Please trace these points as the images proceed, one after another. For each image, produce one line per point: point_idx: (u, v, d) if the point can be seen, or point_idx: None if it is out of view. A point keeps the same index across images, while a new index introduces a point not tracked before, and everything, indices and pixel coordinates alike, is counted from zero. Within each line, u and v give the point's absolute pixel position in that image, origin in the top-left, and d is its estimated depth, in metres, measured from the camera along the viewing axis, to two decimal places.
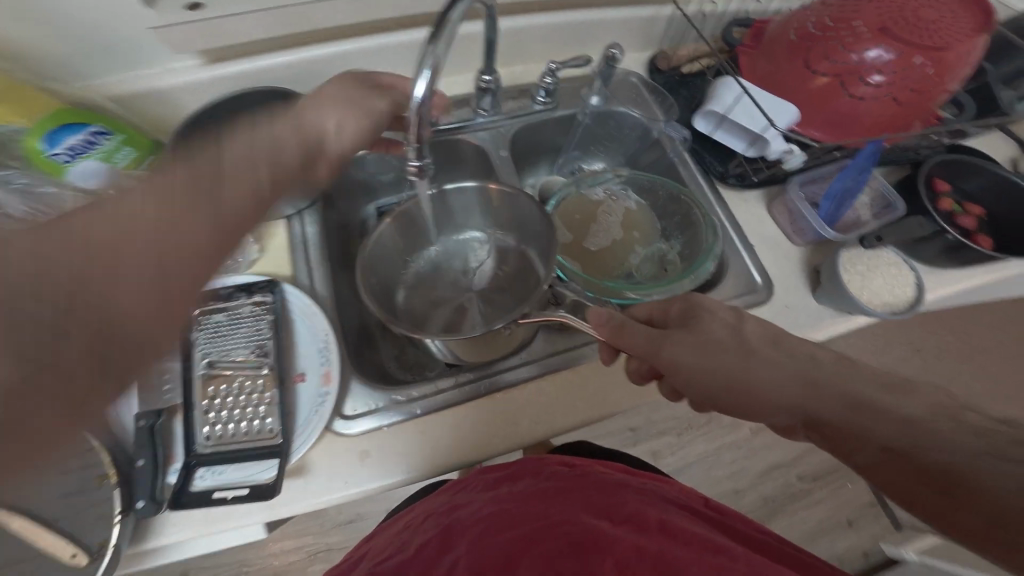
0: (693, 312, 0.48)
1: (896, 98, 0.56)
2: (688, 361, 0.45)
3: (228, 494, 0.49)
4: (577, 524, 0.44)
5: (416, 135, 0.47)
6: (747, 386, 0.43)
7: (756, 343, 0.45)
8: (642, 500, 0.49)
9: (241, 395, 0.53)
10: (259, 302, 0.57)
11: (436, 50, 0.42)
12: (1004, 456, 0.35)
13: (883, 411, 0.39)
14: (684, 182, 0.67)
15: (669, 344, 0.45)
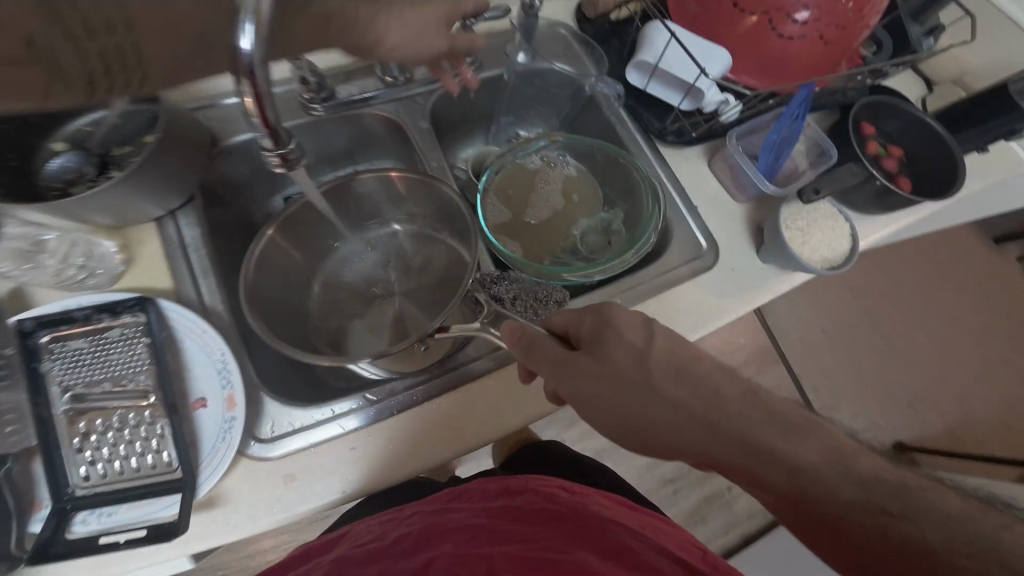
0: (600, 332, 0.42)
1: (822, 36, 0.53)
2: (587, 395, 0.41)
3: (119, 538, 0.42)
4: (565, 553, 0.39)
5: (266, 119, 0.36)
6: (648, 429, 0.39)
7: (660, 371, 0.40)
8: (644, 542, 0.43)
9: (123, 429, 0.44)
10: (130, 325, 0.47)
11: None
12: (883, 511, 0.31)
13: (775, 453, 0.35)
14: (623, 143, 0.63)
15: (571, 370, 0.41)
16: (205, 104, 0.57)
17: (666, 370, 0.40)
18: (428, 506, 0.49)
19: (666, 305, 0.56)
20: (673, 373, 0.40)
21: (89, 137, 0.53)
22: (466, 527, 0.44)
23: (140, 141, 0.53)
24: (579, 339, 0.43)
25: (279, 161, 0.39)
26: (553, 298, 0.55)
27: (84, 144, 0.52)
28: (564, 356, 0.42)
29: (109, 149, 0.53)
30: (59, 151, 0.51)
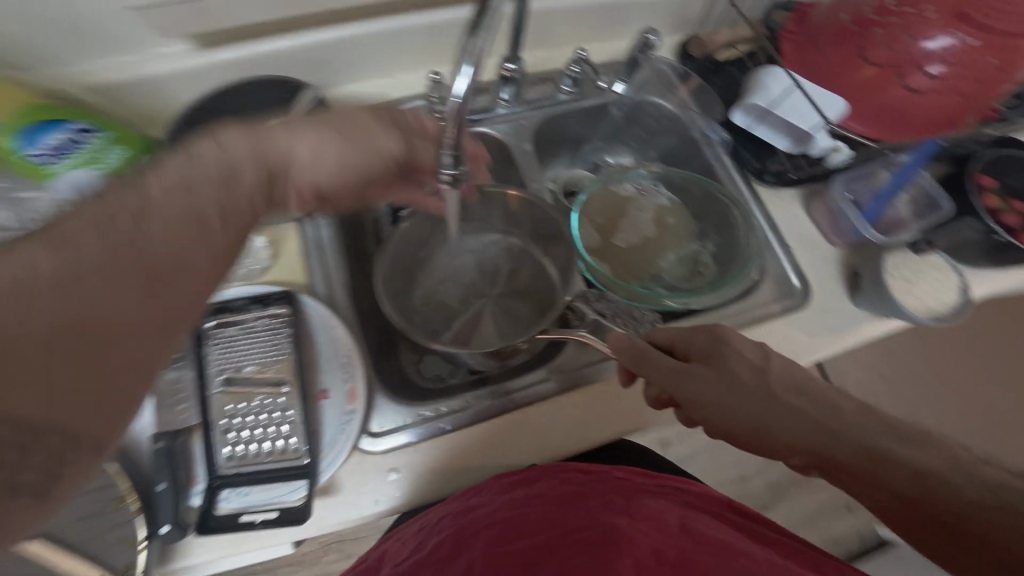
0: (718, 348, 0.44)
1: (958, 90, 0.52)
2: (707, 400, 0.42)
3: (256, 518, 0.46)
4: (591, 526, 0.42)
5: (454, 137, 0.43)
6: (767, 432, 0.40)
7: (781, 387, 0.41)
8: (666, 505, 0.47)
9: (261, 414, 0.50)
10: (275, 315, 0.53)
11: (481, 43, 0.39)
12: (1003, 509, 0.33)
13: (895, 460, 0.36)
14: (719, 179, 0.65)
15: (691, 380, 0.43)
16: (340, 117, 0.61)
17: (785, 386, 0.41)
18: (452, 505, 0.50)
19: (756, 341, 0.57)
20: (790, 387, 0.41)
21: None
22: (491, 524, 0.46)
23: None
24: (685, 351, 0.46)
25: (449, 180, 0.46)
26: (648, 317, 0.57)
27: None
28: (680, 368, 0.44)
29: None
30: None
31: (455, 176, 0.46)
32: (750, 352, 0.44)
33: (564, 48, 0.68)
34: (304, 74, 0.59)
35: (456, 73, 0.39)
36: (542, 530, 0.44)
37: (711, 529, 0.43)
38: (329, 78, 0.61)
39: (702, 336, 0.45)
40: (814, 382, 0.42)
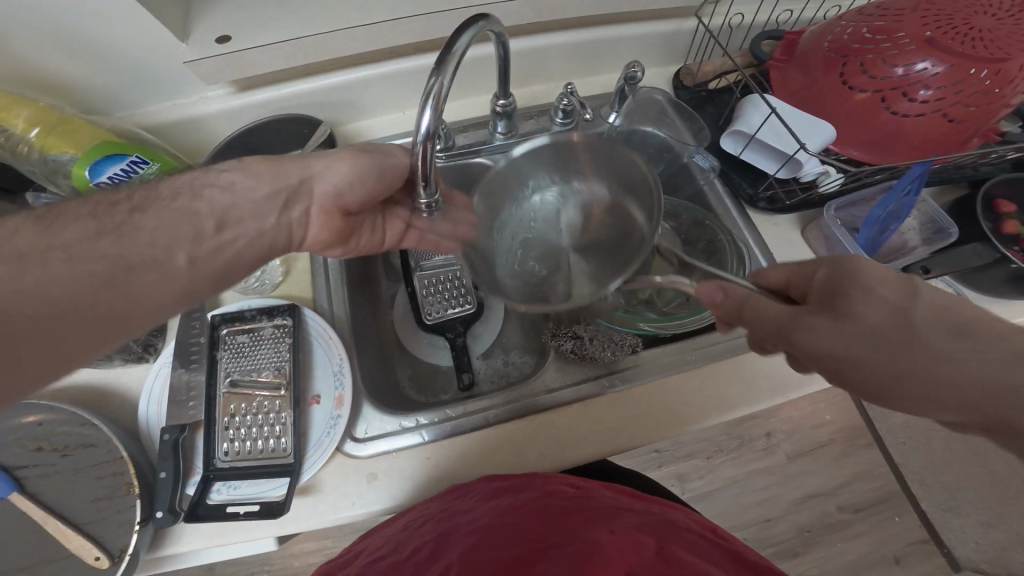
0: (840, 286, 0.38)
1: (946, 114, 0.51)
2: (834, 351, 0.36)
3: (240, 509, 0.50)
4: (571, 543, 0.42)
5: (425, 167, 0.44)
6: (918, 379, 0.35)
7: (924, 331, 0.35)
8: (643, 524, 0.45)
9: (257, 415, 0.54)
10: (281, 325, 0.59)
11: (440, 82, 0.41)
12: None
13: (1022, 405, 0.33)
14: (711, 208, 0.65)
15: (801, 332, 0.37)
16: None
17: (931, 329, 0.35)
18: (433, 507, 0.50)
19: (731, 373, 0.58)
20: (949, 327, 0.35)
21: None
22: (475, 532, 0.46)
23: None
24: (801, 294, 0.41)
25: (425, 206, 0.49)
26: (627, 343, 0.60)
27: None
28: (789, 317, 0.38)
29: None
30: None
31: (430, 203, 0.48)
32: (886, 288, 0.37)
33: (559, 81, 0.73)
34: (319, 111, 0.67)
35: (421, 111, 0.41)
36: (523, 543, 0.44)
37: (685, 552, 0.42)
38: (344, 115, 0.69)
39: (823, 272, 0.39)
40: (962, 315, 0.36)
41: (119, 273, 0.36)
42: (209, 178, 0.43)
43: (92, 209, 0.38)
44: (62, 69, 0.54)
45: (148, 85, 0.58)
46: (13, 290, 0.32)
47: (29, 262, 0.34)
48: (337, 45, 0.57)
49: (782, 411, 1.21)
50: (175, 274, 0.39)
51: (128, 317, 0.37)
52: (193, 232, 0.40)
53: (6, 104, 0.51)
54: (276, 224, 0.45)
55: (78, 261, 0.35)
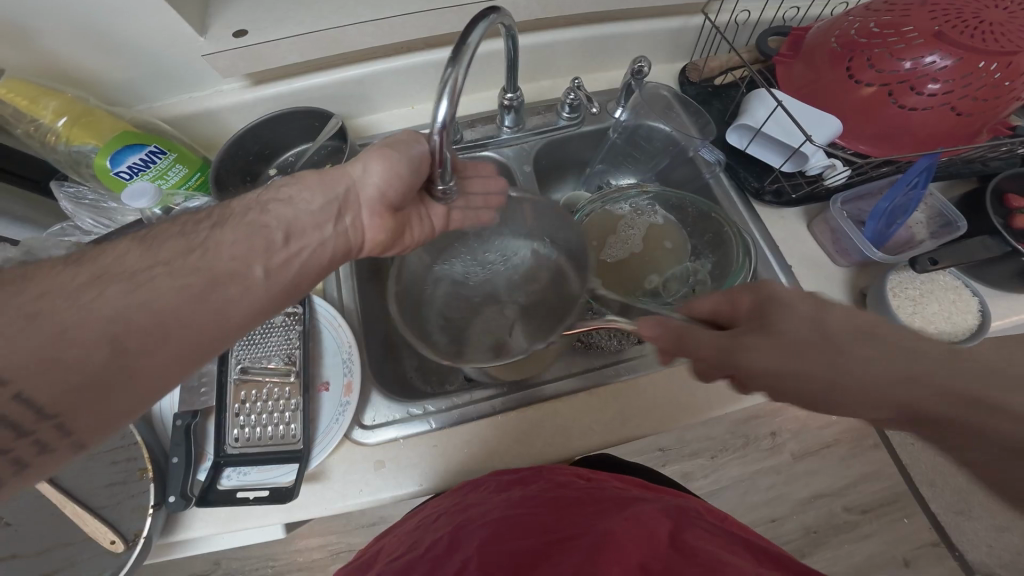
0: (765, 307, 0.40)
1: (954, 108, 0.51)
2: (770, 369, 0.38)
3: (250, 494, 0.51)
4: (587, 533, 0.43)
5: (441, 156, 0.46)
6: (839, 388, 0.36)
7: (842, 339, 0.37)
8: (656, 511, 0.46)
9: (268, 401, 0.55)
10: (291, 313, 0.59)
11: (456, 73, 0.40)
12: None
13: (979, 404, 0.33)
14: (717, 200, 0.66)
15: (742, 353, 0.39)
16: (362, 143, 0.69)
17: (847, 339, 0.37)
18: (448, 502, 0.51)
19: None
20: (848, 330, 0.37)
21: (292, 165, 0.67)
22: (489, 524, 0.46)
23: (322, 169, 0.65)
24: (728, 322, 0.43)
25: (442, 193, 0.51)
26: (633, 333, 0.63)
27: (288, 169, 0.67)
28: (727, 341, 0.40)
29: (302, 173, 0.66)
30: (273, 174, 0.67)
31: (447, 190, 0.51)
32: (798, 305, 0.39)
33: (566, 77, 0.74)
34: (331, 105, 0.68)
35: (435, 105, 0.41)
36: (539, 533, 0.45)
37: (700, 540, 0.42)
38: (355, 109, 0.70)
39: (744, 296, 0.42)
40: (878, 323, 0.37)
41: (210, 289, 0.37)
42: (272, 194, 0.45)
43: (180, 228, 0.39)
44: (84, 61, 0.55)
45: (166, 79, 0.60)
46: (125, 306, 0.33)
47: (136, 280, 0.34)
48: (350, 40, 0.59)
49: (788, 410, 1.20)
50: (255, 285, 0.40)
51: (218, 332, 0.37)
52: (266, 243, 0.41)
53: (33, 95, 0.52)
54: (334, 233, 0.46)
55: (176, 276, 0.36)
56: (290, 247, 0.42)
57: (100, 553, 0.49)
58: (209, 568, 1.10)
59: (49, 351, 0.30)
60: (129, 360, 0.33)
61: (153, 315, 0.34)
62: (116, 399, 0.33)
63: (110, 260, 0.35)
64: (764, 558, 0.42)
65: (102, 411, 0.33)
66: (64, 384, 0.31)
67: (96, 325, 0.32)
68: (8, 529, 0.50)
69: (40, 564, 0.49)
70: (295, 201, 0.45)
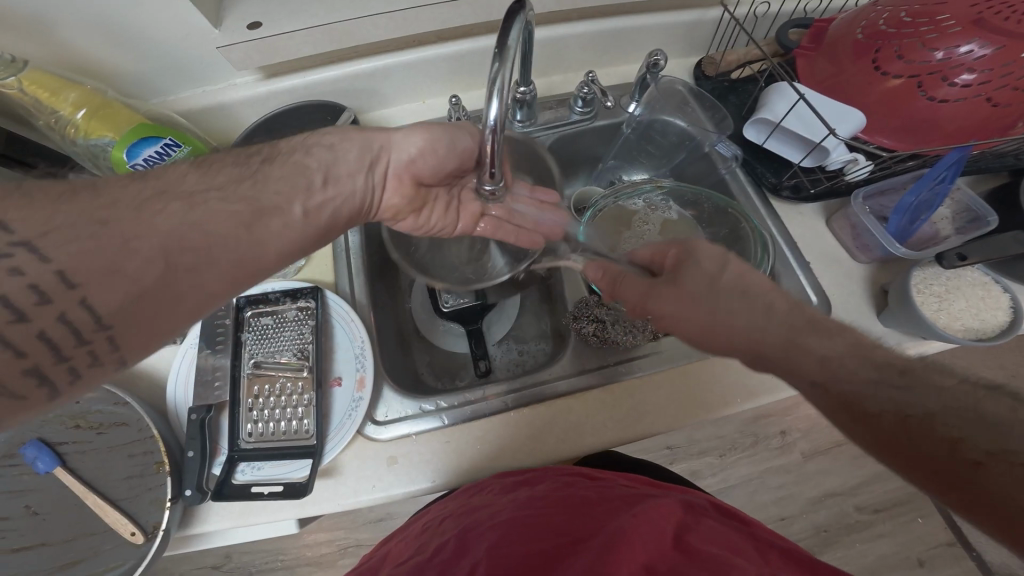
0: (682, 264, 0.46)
1: (990, 98, 0.50)
2: (675, 317, 0.45)
3: (264, 489, 0.50)
4: (597, 534, 0.42)
5: (491, 154, 0.45)
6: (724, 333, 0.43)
7: (729, 293, 0.43)
8: (666, 508, 0.45)
9: (281, 396, 0.55)
10: (304, 308, 0.59)
11: (503, 72, 0.39)
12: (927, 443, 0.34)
13: (811, 354, 0.39)
14: (733, 195, 0.65)
15: (656, 300, 0.46)
16: None
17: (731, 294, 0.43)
18: (453, 504, 0.52)
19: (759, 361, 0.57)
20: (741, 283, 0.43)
21: None
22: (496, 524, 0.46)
23: None
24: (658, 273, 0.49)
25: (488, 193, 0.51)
26: (648, 329, 0.60)
27: None
28: (649, 290, 0.47)
29: None
30: None
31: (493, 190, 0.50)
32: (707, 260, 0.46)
33: (578, 71, 0.73)
34: (342, 99, 0.67)
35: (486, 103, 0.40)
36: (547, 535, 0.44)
37: (707, 542, 0.41)
38: (366, 103, 0.69)
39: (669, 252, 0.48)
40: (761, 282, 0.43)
41: (255, 218, 0.40)
42: (315, 138, 0.47)
43: (236, 159, 0.43)
44: (101, 54, 0.55)
45: (182, 72, 0.60)
46: (180, 226, 0.36)
47: (191, 202, 0.37)
48: (363, 32, 0.58)
49: (799, 409, 1.18)
50: (293, 222, 0.42)
51: (259, 261, 0.40)
52: (305, 184, 0.44)
53: (54, 87, 0.52)
54: (365, 183, 0.48)
55: (223, 201, 0.38)
56: (327, 190, 0.45)
57: (120, 544, 0.49)
58: (218, 562, 1.11)
59: (117, 259, 0.33)
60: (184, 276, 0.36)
61: (202, 239, 0.36)
62: (169, 312, 0.36)
63: (169, 179, 0.38)
64: (778, 557, 0.41)
65: (155, 322, 0.36)
66: (126, 293, 0.33)
67: (156, 239, 0.34)
68: (32, 518, 0.50)
69: (62, 552, 0.49)
70: (338, 149, 0.46)
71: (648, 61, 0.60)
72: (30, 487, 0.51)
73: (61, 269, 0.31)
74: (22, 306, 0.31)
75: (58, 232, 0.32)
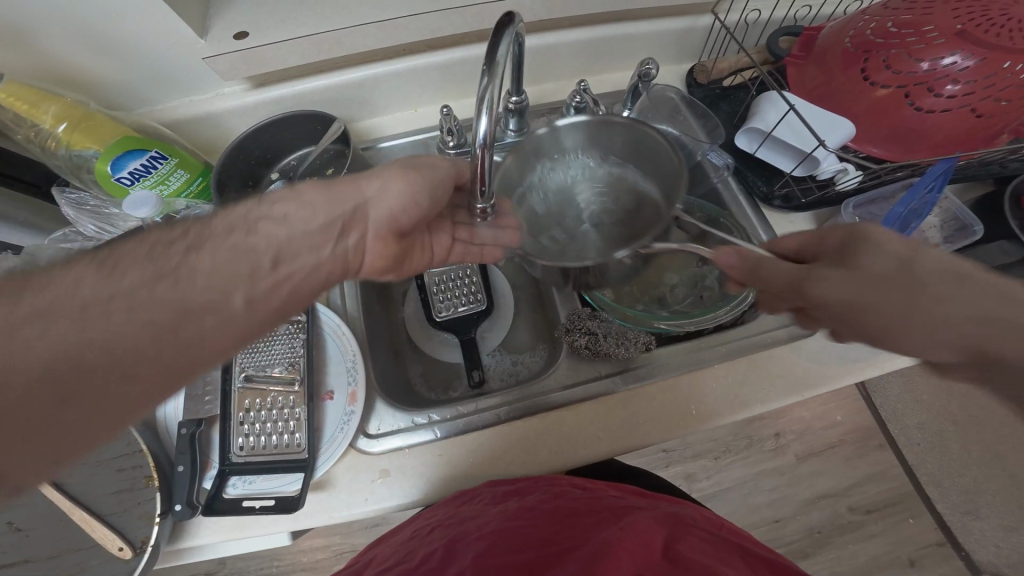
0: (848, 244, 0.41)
1: (974, 109, 0.50)
2: (842, 298, 0.40)
3: (255, 503, 0.50)
4: (584, 545, 0.43)
5: (481, 172, 0.45)
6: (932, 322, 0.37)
7: (931, 279, 0.37)
8: (653, 520, 0.45)
9: (272, 410, 0.54)
10: (295, 321, 0.59)
11: (493, 87, 0.39)
12: None
13: None
14: (725, 205, 0.65)
15: (816, 284, 0.41)
16: (366, 147, 0.68)
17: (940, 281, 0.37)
18: (443, 513, 0.51)
19: (753, 368, 0.58)
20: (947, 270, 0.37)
21: (295, 169, 0.66)
22: (484, 535, 0.46)
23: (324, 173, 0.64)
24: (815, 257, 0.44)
25: (480, 212, 0.50)
26: (640, 339, 0.60)
27: (292, 173, 0.66)
28: (799, 274, 0.42)
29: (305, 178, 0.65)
30: (275, 178, 0.66)
31: (486, 208, 0.50)
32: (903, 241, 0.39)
33: (571, 80, 0.73)
34: (333, 107, 0.67)
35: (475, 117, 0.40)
36: (533, 548, 0.45)
37: (695, 552, 0.41)
38: (358, 112, 0.69)
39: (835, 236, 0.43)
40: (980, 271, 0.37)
41: (181, 320, 0.35)
42: (263, 210, 0.41)
43: (149, 251, 0.37)
44: (83, 64, 0.54)
45: (168, 81, 0.59)
46: (92, 332, 0.32)
47: (87, 317, 0.33)
48: (352, 42, 0.58)
49: (792, 411, 1.20)
50: (234, 317, 0.37)
51: (192, 367, 0.36)
52: (252, 269, 0.38)
53: (34, 99, 0.51)
54: (333, 252, 0.43)
55: (139, 310, 0.34)
56: (278, 273, 0.39)
57: (105, 560, 0.48)
58: (213, 569, 1.11)
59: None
60: (82, 399, 0.32)
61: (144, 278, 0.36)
62: (64, 437, 0.32)
63: (58, 293, 0.33)
64: (762, 568, 0.42)
65: (48, 450, 0.32)
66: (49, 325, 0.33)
67: (43, 361, 0.31)
68: (18, 534, 0.49)
69: (49, 568, 0.49)
70: (290, 218, 0.41)
71: (644, 68, 0.60)
72: (16, 503, 0.50)
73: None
74: None
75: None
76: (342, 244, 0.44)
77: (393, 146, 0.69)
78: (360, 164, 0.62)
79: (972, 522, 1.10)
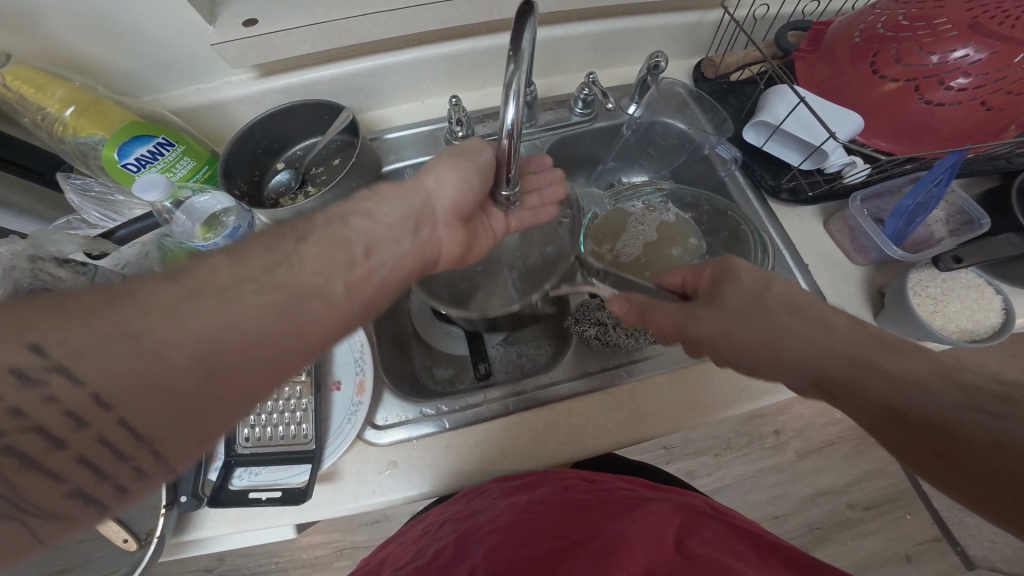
0: (720, 284, 0.45)
1: (984, 102, 0.51)
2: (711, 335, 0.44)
3: (262, 495, 0.49)
4: (596, 537, 0.42)
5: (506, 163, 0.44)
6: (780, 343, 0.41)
7: (776, 310, 0.42)
8: (665, 512, 0.46)
9: (279, 400, 0.54)
10: None
11: (519, 72, 0.39)
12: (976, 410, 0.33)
13: (881, 371, 0.36)
14: (733, 199, 0.65)
15: (692, 325, 0.45)
16: (373, 138, 0.68)
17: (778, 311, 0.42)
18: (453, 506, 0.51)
19: None
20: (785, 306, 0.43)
21: (301, 159, 0.66)
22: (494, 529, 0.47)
23: (331, 163, 0.64)
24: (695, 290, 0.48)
25: (504, 198, 0.52)
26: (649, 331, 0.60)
27: (297, 164, 0.66)
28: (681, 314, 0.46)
29: (311, 168, 0.65)
30: (280, 169, 0.65)
31: (509, 195, 0.52)
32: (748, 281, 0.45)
33: (578, 73, 0.73)
34: (341, 97, 0.66)
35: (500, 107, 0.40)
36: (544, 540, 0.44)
37: (707, 546, 0.41)
38: (366, 103, 0.69)
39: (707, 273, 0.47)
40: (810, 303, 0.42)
41: (292, 304, 0.34)
42: (352, 206, 0.43)
43: (269, 240, 0.36)
44: (90, 49, 0.53)
45: (175, 69, 0.58)
46: (218, 327, 0.31)
47: (226, 298, 0.32)
48: (361, 31, 0.57)
49: (793, 408, 1.19)
50: (336, 302, 0.37)
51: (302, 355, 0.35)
52: (347, 258, 0.38)
53: (41, 83, 0.50)
54: (412, 246, 0.45)
55: (262, 294, 0.33)
56: (370, 262, 0.40)
57: (110, 552, 0.48)
58: (211, 566, 1.09)
59: (143, 382, 0.29)
60: (225, 381, 0.32)
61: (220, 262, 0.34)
62: (209, 419, 0.32)
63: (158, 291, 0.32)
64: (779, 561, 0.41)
65: (200, 431, 0.32)
66: None
67: (188, 348, 0.30)
68: None
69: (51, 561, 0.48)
70: (376, 214, 0.43)
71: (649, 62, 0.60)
72: None
73: (96, 392, 0.29)
74: (85, 412, 0.29)
75: (94, 351, 0.29)
76: (419, 239, 0.46)
77: (400, 137, 0.69)
78: (368, 154, 0.61)
79: (968, 519, 1.11)
